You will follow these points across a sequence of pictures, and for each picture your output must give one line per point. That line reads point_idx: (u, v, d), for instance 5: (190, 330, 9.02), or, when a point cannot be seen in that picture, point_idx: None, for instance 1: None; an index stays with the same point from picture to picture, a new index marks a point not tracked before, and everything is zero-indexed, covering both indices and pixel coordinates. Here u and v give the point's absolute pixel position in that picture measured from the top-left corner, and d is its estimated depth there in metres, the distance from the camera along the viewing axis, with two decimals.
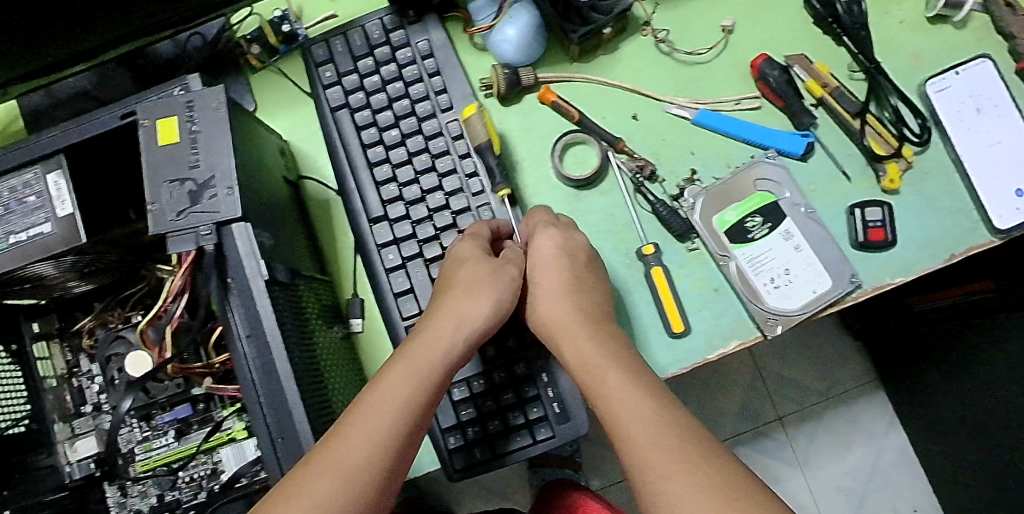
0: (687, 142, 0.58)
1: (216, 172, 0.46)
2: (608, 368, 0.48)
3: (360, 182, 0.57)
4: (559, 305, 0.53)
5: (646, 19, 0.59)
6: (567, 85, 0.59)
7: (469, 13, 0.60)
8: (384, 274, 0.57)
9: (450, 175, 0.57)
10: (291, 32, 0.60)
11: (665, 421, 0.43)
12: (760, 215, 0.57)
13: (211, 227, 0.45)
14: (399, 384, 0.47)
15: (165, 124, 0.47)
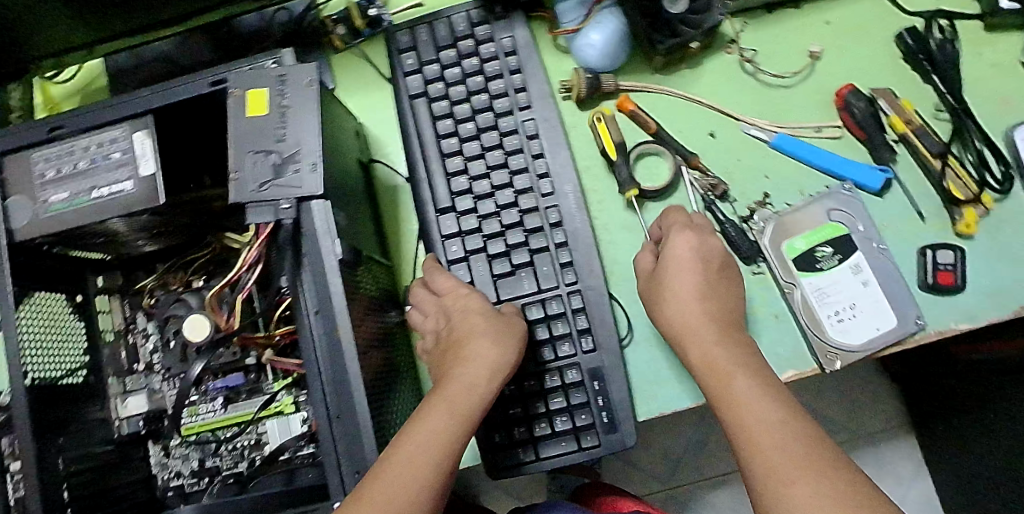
0: (762, 164, 0.58)
1: (302, 147, 0.46)
2: (737, 374, 0.48)
3: (430, 172, 0.58)
4: (684, 310, 0.52)
5: (733, 37, 0.59)
6: (647, 95, 0.59)
7: (555, 14, 0.60)
8: (445, 264, 0.57)
9: (522, 173, 0.57)
10: (377, 17, 0.60)
11: (796, 428, 0.44)
12: (830, 245, 0.56)
13: (291, 201, 0.45)
14: (438, 429, 0.46)
15: (255, 94, 0.47)
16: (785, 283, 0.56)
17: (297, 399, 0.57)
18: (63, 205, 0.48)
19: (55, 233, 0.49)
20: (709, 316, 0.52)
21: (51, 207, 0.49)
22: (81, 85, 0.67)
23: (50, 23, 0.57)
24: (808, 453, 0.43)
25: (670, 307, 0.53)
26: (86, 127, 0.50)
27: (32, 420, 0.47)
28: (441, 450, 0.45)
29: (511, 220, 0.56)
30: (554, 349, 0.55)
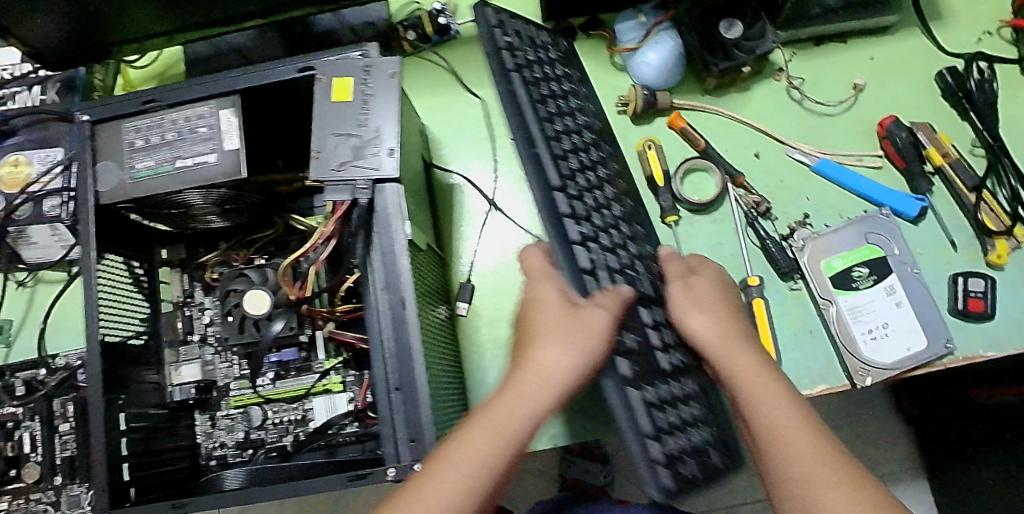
0: (803, 187, 0.61)
1: (381, 132, 0.49)
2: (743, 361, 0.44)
3: (532, 137, 0.46)
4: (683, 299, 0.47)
5: (782, 65, 0.62)
6: (697, 114, 0.63)
7: (614, 34, 0.63)
8: (566, 250, 0.44)
9: (620, 169, 0.56)
10: (446, 25, 0.64)
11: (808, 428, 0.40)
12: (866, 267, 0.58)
13: (368, 182, 0.48)
14: (476, 445, 0.39)
15: (341, 82, 0.50)
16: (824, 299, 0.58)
17: (345, 379, 0.59)
18: (148, 172, 0.51)
19: (138, 199, 0.52)
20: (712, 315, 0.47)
21: (138, 174, 0.52)
22: (158, 70, 0.71)
23: (144, 8, 0.61)
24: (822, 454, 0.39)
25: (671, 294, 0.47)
26: (174, 101, 0.52)
27: (99, 373, 0.49)
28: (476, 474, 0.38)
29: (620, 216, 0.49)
30: None
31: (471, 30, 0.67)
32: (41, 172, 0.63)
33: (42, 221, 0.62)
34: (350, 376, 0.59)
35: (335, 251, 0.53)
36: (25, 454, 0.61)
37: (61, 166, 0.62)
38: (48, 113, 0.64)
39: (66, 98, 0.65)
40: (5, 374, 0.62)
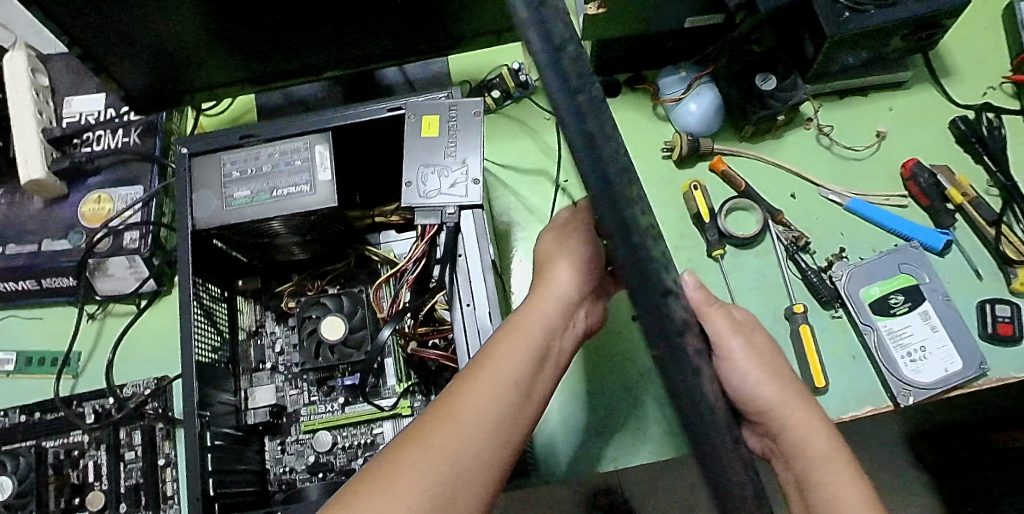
0: (838, 223, 0.66)
1: (467, 164, 0.53)
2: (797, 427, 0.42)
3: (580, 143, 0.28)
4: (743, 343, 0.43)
5: (811, 115, 0.69)
6: (736, 158, 0.69)
7: (658, 88, 0.69)
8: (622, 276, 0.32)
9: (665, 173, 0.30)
10: (526, 80, 0.71)
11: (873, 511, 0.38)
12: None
13: (455, 208, 0.52)
14: (504, 364, 0.40)
15: (428, 119, 0.55)
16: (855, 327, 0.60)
17: (413, 404, 0.60)
18: (245, 200, 0.55)
19: (232, 227, 0.55)
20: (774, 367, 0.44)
21: (234, 202, 0.55)
22: (232, 114, 0.76)
23: (234, 58, 0.66)
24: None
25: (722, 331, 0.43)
26: (269, 137, 0.57)
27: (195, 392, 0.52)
28: (508, 392, 0.39)
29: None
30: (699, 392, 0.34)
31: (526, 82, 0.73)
32: (123, 208, 0.66)
33: (121, 253, 0.64)
34: (418, 400, 0.60)
35: (420, 275, 0.59)
36: (90, 482, 0.62)
37: (142, 202, 0.65)
38: (130, 153, 0.67)
39: (147, 139, 0.69)
40: (73, 403, 0.64)
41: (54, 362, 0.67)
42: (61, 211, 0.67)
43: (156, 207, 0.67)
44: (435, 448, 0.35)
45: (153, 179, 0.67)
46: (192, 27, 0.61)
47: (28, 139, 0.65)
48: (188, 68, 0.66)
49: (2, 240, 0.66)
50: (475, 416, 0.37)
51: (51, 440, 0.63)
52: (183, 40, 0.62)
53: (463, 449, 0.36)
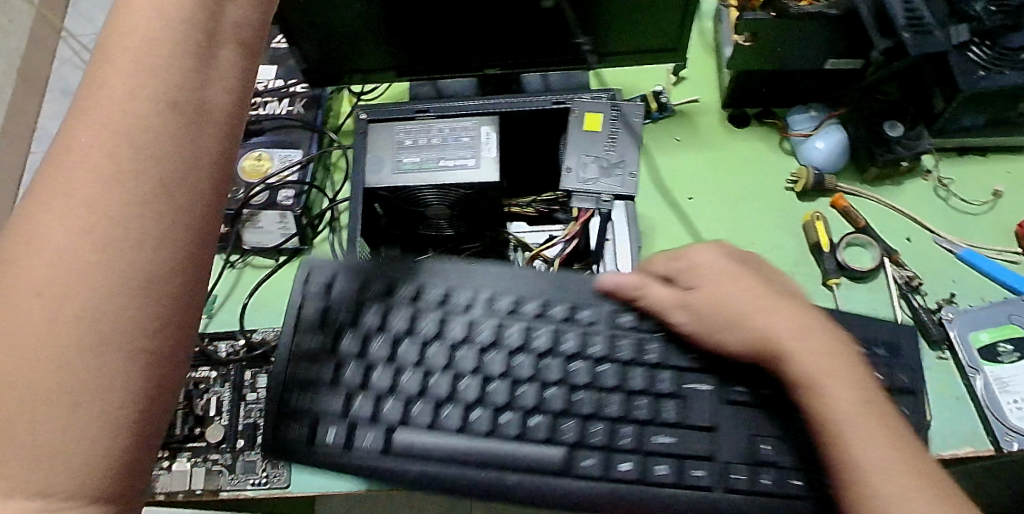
0: (950, 270, 0.69)
1: (624, 160, 0.60)
2: (812, 358, 0.45)
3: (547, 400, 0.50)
4: (727, 278, 0.50)
5: (930, 168, 0.73)
6: (856, 199, 0.72)
7: (787, 123, 0.75)
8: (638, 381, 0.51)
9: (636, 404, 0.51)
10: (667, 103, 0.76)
11: (905, 452, 0.41)
12: (887, 345, 0.56)
13: (610, 197, 0.59)
14: (152, 117, 0.31)
15: (591, 117, 0.62)
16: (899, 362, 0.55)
17: None
18: (414, 166, 0.60)
19: (398, 188, 0.60)
20: (777, 296, 0.49)
21: (403, 167, 0.61)
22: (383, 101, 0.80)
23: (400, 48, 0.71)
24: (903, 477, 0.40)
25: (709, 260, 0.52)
26: (440, 114, 0.62)
27: None
28: (123, 128, 0.30)
29: (646, 409, 0.51)
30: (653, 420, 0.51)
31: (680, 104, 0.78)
32: (282, 168, 0.71)
33: (275, 208, 0.68)
34: None
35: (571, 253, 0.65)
36: (211, 416, 0.66)
37: (301, 165, 0.71)
38: (295, 121, 0.73)
39: (310, 110, 0.74)
40: (207, 340, 0.68)
41: None
42: None
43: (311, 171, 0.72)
44: (86, 176, 0.29)
45: (312, 146, 0.73)
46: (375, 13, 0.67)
47: None
48: (358, 50, 0.71)
49: None
50: (91, 155, 0.29)
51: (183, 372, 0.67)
52: (360, 23, 0.68)
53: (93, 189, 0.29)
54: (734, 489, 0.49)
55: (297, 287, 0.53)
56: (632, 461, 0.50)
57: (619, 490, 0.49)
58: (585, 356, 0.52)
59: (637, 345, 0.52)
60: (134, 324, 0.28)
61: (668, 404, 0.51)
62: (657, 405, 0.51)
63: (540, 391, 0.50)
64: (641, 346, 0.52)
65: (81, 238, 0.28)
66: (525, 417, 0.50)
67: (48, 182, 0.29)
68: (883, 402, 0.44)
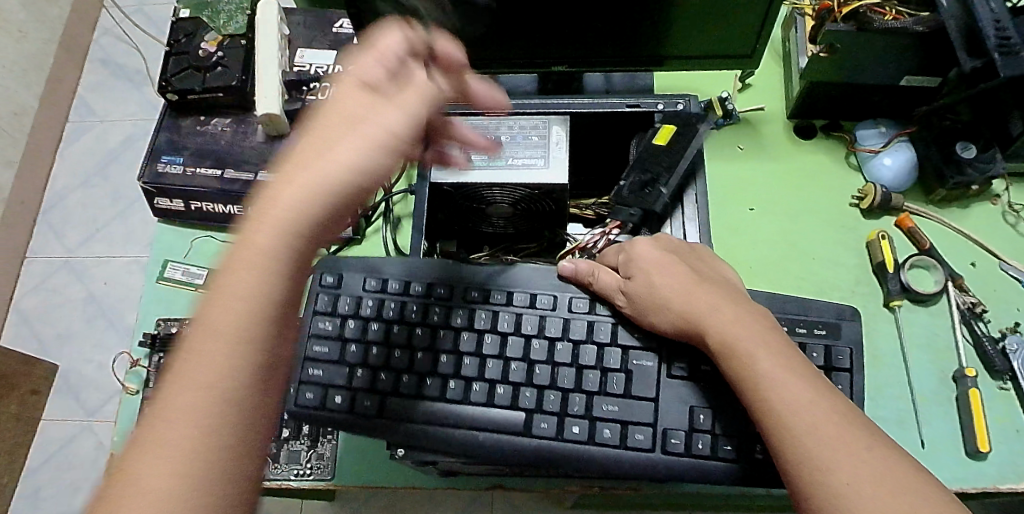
0: (1015, 298, 0.67)
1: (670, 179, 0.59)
2: (746, 336, 0.47)
3: (535, 376, 0.54)
4: (675, 268, 0.53)
5: (998, 193, 0.72)
6: (921, 218, 0.71)
7: (855, 137, 0.74)
8: (606, 371, 0.54)
9: (604, 388, 0.53)
10: (731, 111, 0.74)
11: (840, 420, 0.42)
12: (825, 328, 0.56)
13: (640, 211, 0.60)
14: (255, 289, 0.35)
15: (665, 130, 0.61)
16: (837, 347, 0.55)
17: None
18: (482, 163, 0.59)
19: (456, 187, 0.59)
20: (722, 291, 0.51)
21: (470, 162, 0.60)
22: None
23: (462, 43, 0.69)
24: (853, 440, 0.40)
25: (652, 250, 0.54)
26: (515, 111, 0.62)
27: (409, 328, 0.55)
28: (251, 311, 0.34)
29: (595, 380, 0.53)
30: (616, 403, 0.53)
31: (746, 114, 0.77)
32: None
33: None
34: None
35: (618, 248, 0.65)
36: None
37: None
38: None
39: None
40: None
41: None
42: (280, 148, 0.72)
43: (369, 160, 0.71)
44: (216, 360, 0.33)
45: (370, 135, 0.72)
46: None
47: (271, 78, 0.70)
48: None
49: (221, 165, 0.71)
50: (222, 335, 0.33)
51: None
52: None
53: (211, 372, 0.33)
54: (671, 453, 0.52)
55: (312, 286, 0.58)
56: (613, 430, 0.52)
57: (571, 449, 0.52)
58: (553, 338, 0.55)
59: (591, 328, 0.55)
60: (211, 472, 0.31)
61: (619, 379, 0.53)
62: (622, 392, 0.53)
63: (505, 367, 0.55)
64: (594, 328, 0.55)
65: (196, 441, 0.31)
66: (491, 389, 0.54)
67: (190, 358, 0.33)
68: (816, 376, 0.45)
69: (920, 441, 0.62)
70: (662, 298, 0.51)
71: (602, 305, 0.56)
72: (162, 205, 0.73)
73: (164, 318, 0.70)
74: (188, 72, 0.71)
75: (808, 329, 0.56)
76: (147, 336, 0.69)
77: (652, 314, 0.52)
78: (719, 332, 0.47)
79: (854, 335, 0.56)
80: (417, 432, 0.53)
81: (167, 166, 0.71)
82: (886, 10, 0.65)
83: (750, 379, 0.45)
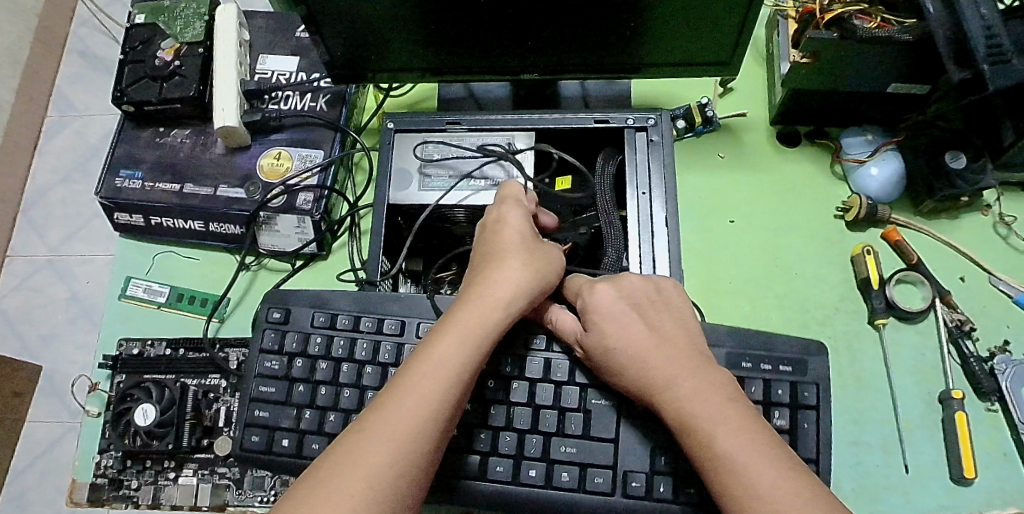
0: (1004, 315, 0.64)
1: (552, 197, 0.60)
2: (702, 410, 0.42)
3: (490, 419, 0.52)
4: (631, 325, 0.48)
5: (990, 203, 0.69)
6: (908, 230, 0.68)
7: (841, 145, 0.70)
8: (562, 412, 0.52)
9: (561, 429, 0.52)
10: (712, 117, 0.71)
11: (813, 497, 0.37)
12: (792, 364, 0.54)
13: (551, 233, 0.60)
14: (415, 404, 0.40)
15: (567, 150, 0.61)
16: (803, 383, 0.54)
17: None
18: (445, 185, 0.61)
19: (414, 207, 0.61)
20: (682, 352, 0.46)
21: (431, 184, 0.61)
22: (408, 102, 0.75)
23: (427, 51, 0.66)
24: (789, 483, 0.37)
25: (608, 300, 0.50)
26: (478, 126, 0.63)
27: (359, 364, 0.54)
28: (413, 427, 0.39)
29: (552, 421, 0.52)
30: (574, 446, 0.51)
31: (728, 121, 0.74)
32: (303, 169, 0.67)
33: (293, 212, 0.65)
34: None
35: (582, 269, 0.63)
36: (219, 426, 0.64)
37: (321, 167, 0.67)
38: (317, 119, 0.69)
39: (334, 108, 0.70)
40: (218, 347, 0.66)
41: (204, 303, 0.69)
42: (241, 161, 0.69)
43: (333, 174, 0.68)
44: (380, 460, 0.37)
45: (334, 147, 0.69)
46: (401, 14, 0.61)
47: (229, 89, 0.67)
48: (381, 46, 0.65)
49: (181, 179, 0.68)
50: (387, 443, 0.38)
51: (191, 379, 0.65)
52: (385, 21, 0.62)
53: (385, 471, 0.37)
54: (632, 496, 0.50)
55: (258, 323, 0.56)
56: (572, 472, 0.51)
57: (528, 494, 0.51)
58: (508, 376, 0.53)
59: (546, 365, 0.53)
60: None
61: (576, 421, 0.52)
62: (579, 434, 0.51)
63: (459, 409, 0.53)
64: (550, 367, 0.53)
65: None
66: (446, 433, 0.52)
67: (348, 456, 0.37)
68: (757, 421, 0.42)
69: (904, 468, 0.60)
70: (616, 363, 0.48)
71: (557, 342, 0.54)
72: (123, 220, 0.70)
73: (127, 338, 0.68)
74: (144, 82, 0.69)
75: (779, 372, 0.54)
76: (108, 357, 0.67)
77: (609, 374, 0.49)
78: (676, 409, 0.43)
79: (820, 371, 0.54)
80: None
81: (125, 181, 0.68)
82: (873, 17, 0.62)
83: (685, 424, 0.42)
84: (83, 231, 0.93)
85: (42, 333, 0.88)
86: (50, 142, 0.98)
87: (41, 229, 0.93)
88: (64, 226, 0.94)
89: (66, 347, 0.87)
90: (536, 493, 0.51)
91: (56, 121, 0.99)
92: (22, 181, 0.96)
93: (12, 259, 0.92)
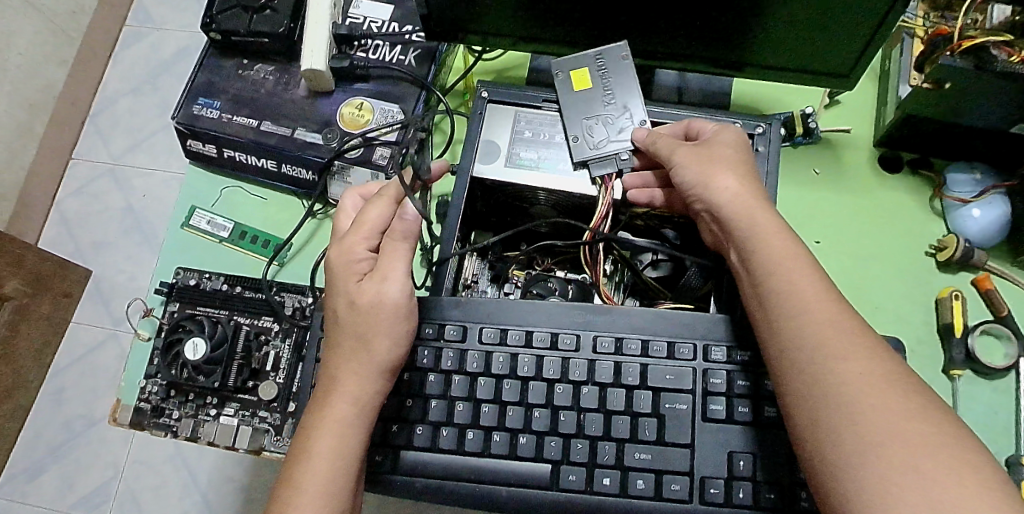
0: None
1: (627, 108, 0.60)
2: (824, 323, 0.41)
3: (558, 424, 0.49)
4: (757, 205, 0.47)
5: None
6: (1000, 279, 0.64)
7: (944, 180, 0.66)
8: (633, 416, 0.49)
9: (634, 434, 0.48)
10: (813, 129, 0.67)
11: (937, 431, 0.35)
12: None
13: (628, 152, 0.58)
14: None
15: (577, 74, 0.61)
16: None
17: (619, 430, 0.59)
18: (530, 162, 0.59)
19: (494, 183, 0.59)
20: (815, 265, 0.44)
21: (517, 161, 0.59)
22: (497, 69, 0.72)
23: (528, 18, 0.63)
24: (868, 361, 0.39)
25: (733, 184, 0.48)
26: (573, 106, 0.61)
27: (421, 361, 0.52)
28: None
29: (624, 428, 0.48)
30: (650, 452, 0.48)
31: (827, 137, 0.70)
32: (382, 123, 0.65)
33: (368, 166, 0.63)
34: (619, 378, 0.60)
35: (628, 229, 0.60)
36: (267, 371, 0.63)
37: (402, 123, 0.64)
38: (405, 74, 0.67)
39: (423, 63, 0.68)
40: (275, 290, 0.65)
41: (267, 245, 0.69)
42: (321, 106, 0.67)
43: None
44: None
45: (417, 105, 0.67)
46: None
47: (319, 31, 0.65)
48: (481, 6, 0.62)
49: (259, 116, 0.67)
50: None
51: (244, 318, 0.65)
52: None
53: None
54: (709, 502, 0.47)
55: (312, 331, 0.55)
56: (647, 478, 0.48)
57: (604, 504, 0.48)
58: (578, 382, 0.49)
59: (617, 369, 0.49)
60: None
61: (651, 425, 0.48)
62: (651, 438, 0.48)
63: (527, 415, 0.49)
64: (620, 371, 0.49)
65: None
66: (512, 441, 0.49)
67: None
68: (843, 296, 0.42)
69: None
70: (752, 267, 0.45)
71: (629, 341, 0.50)
72: (195, 148, 0.70)
73: (184, 267, 0.68)
74: (234, 10, 0.67)
75: None
76: (164, 284, 0.67)
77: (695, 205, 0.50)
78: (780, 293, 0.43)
79: None
80: (423, 487, 0.50)
81: (202, 109, 0.67)
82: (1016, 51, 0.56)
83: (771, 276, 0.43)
84: (144, 145, 0.92)
85: (96, 240, 0.89)
86: (123, 52, 0.97)
87: (107, 136, 0.94)
88: (128, 136, 0.93)
89: (115, 255, 0.88)
90: (610, 501, 0.48)
91: (133, 30, 0.97)
92: (93, 87, 0.96)
93: (75, 162, 0.93)
